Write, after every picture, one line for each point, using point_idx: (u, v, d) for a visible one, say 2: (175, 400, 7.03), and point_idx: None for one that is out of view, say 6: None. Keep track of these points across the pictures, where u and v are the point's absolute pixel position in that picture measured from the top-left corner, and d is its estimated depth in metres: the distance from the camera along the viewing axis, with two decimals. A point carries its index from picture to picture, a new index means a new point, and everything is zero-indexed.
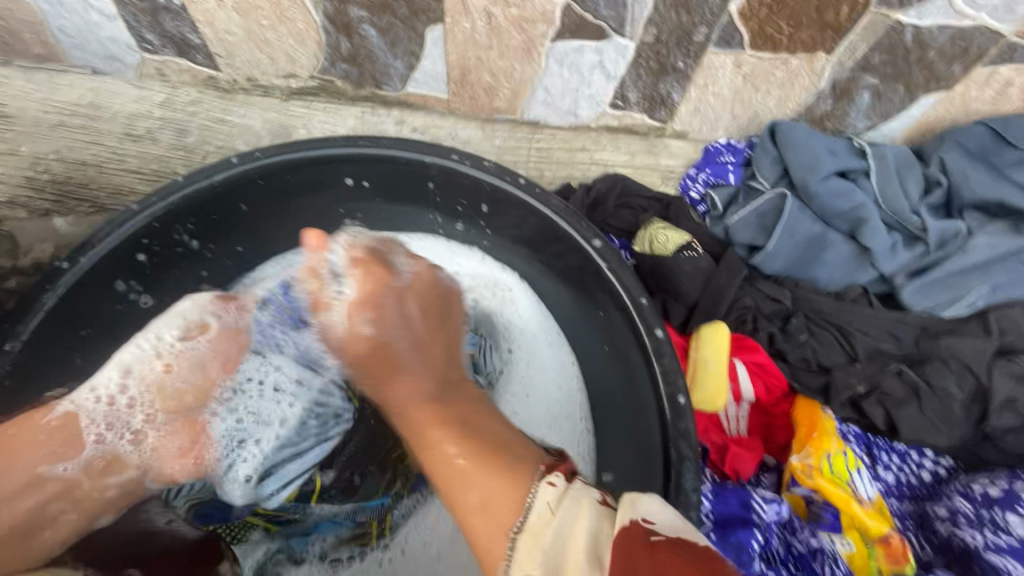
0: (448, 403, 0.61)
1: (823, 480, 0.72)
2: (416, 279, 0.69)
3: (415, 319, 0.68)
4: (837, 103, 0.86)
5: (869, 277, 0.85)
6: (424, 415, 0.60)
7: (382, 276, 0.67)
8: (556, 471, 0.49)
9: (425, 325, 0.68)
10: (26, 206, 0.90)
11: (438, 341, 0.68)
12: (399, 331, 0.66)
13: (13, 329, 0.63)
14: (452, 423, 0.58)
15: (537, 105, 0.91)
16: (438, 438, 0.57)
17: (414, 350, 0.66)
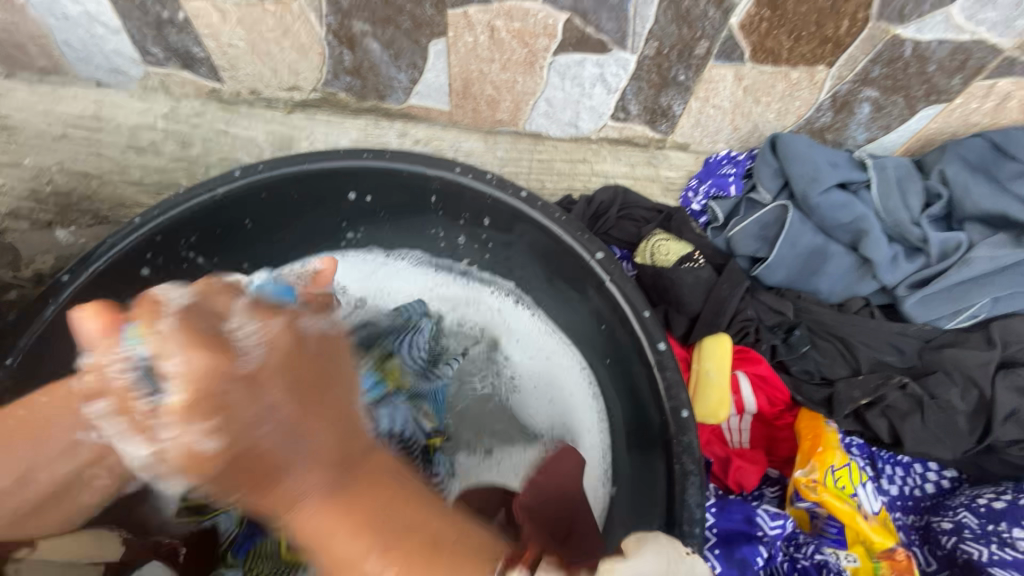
0: (356, 503, 0.41)
1: (827, 495, 0.71)
2: (267, 337, 0.41)
3: (278, 399, 0.39)
4: (837, 116, 0.86)
5: (870, 289, 0.85)
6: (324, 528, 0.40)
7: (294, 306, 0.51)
8: (517, 569, 0.41)
9: (284, 400, 0.40)
10: (28, 218, 0.89)
11: (314, 429, 0.41)
12: (238, 420, 0.38)
13: (14, 342, 0.63)
14: (367, 531, 0.40)
15: (538, 117, 0.91)
16: (341, 555, 0.40)
17: (229, 479, 0.39)
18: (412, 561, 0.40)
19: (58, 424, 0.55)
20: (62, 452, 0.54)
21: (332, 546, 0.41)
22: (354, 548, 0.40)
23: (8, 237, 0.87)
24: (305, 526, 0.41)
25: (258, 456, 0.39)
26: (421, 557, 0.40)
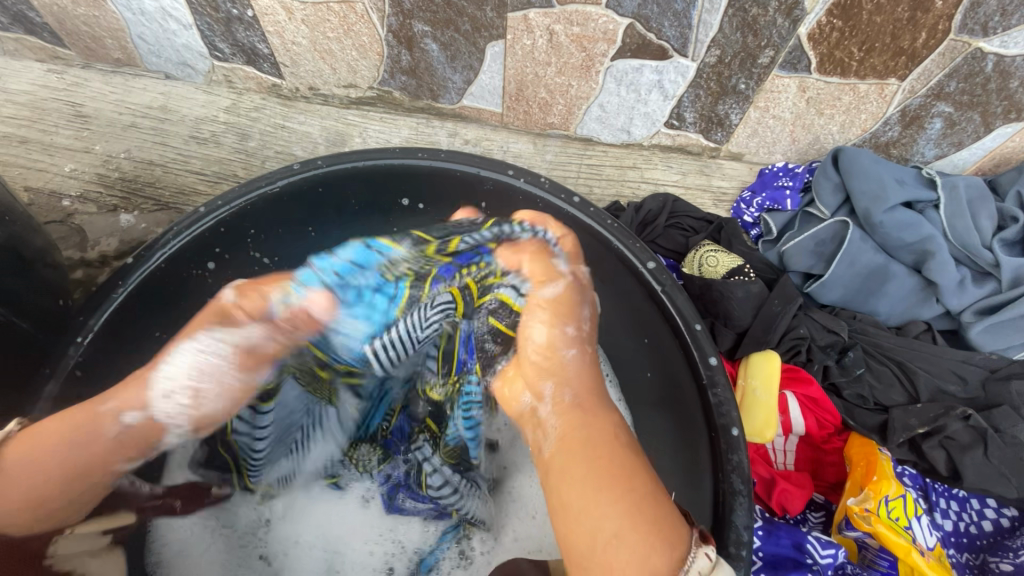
0: (626, 468, 0.52)
1: (882, 526, 0.67)
2: (563, 289, 0.67)
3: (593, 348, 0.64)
4: (905, 130, 0.83)
5: (933, 312, 0.82)
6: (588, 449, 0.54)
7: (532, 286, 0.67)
8: (705, 544, 0.48)
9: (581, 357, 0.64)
10: (96, 202, 0.93)
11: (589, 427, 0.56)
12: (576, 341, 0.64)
13: (84, 322, 0.65)
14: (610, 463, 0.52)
15: (591, 121, 0.91)
16: (578, 485, 0.51)
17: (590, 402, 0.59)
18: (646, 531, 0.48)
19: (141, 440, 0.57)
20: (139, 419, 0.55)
21: (576, 476, 0.52)
22: (611, 481, 0.51)
23: (78, 219, 0.92)
24: (596, 458, 0.53)
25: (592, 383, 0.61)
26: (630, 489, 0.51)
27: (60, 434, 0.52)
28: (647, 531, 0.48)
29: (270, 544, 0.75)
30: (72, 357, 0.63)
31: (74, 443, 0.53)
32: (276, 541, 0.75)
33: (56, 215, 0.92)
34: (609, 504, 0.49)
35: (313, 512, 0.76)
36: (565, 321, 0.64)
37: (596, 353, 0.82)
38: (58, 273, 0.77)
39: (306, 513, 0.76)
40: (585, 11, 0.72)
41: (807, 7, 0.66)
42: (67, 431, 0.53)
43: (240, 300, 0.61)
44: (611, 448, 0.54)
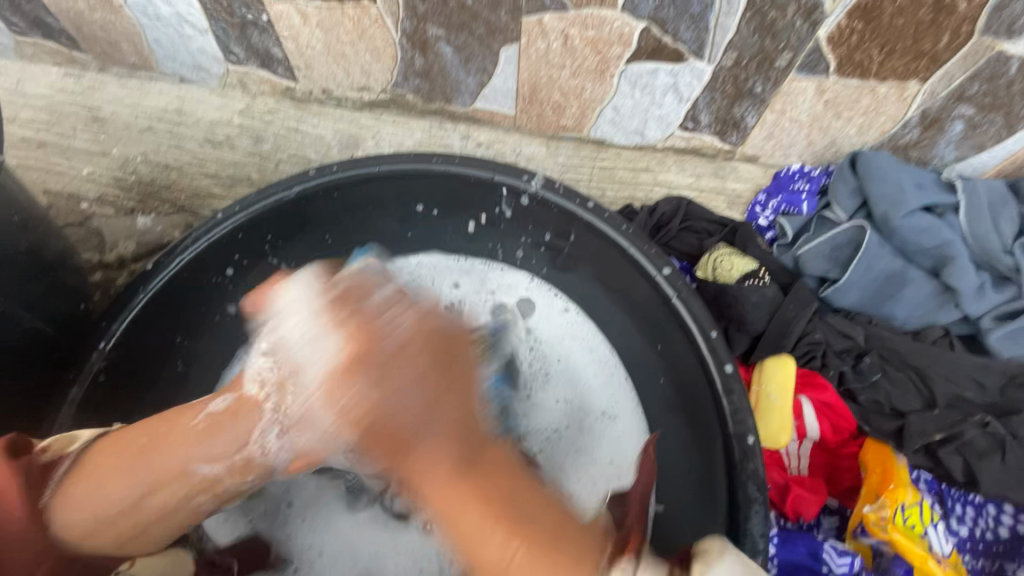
0: (481, 482, 0.46)
1: (899, 535, 0.68)
2: (412, 330, 0.53)
3: (426, 371, 0.51)
4: (925, 133, 0.82)
5: (951, 317, 0.81)
6: (454, 495, 0.45)
7: (362, 325, 0.53)
8: (622, 560, 0.43)
9: (431, 386, 0.50)
10: (114, 205, 0.95)
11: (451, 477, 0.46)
12: (408, 376, 0.50)
13: (106, 327, 0.66)
14: (489, 505, 0.44)
15: (604, 123, 0.90)
16: (470, 531, 0.44)
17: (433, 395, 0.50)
18: (538, 541, 0.42)
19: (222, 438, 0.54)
20: (216, 468, 0.54)
21: (463, 519, 0.44)
22: (483, 522, 0.44)
23: (95, 222, 0.94)
24: (470, 494, 0.45)
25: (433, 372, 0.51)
26: (547, 542, 0.43)
27: (138, 433, 0.54)
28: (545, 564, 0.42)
29: (293, 549, 0.74)
30: (96, 362, 0.65)
31: (139, 466, 0.52)
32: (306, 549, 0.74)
33: (74, 218, 0.94)
34: (507, 547, 0.42)
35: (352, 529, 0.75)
36: (398, 378, 0.50)
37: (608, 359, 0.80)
38: (80, 277, 0.78)
39: (344, 529, 0.75)
40: (601, 14, 0.71)
41: (827, 10, 0.65)
42: (145, 429, 0.54)
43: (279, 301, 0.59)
44: (450, 473, 0.46)
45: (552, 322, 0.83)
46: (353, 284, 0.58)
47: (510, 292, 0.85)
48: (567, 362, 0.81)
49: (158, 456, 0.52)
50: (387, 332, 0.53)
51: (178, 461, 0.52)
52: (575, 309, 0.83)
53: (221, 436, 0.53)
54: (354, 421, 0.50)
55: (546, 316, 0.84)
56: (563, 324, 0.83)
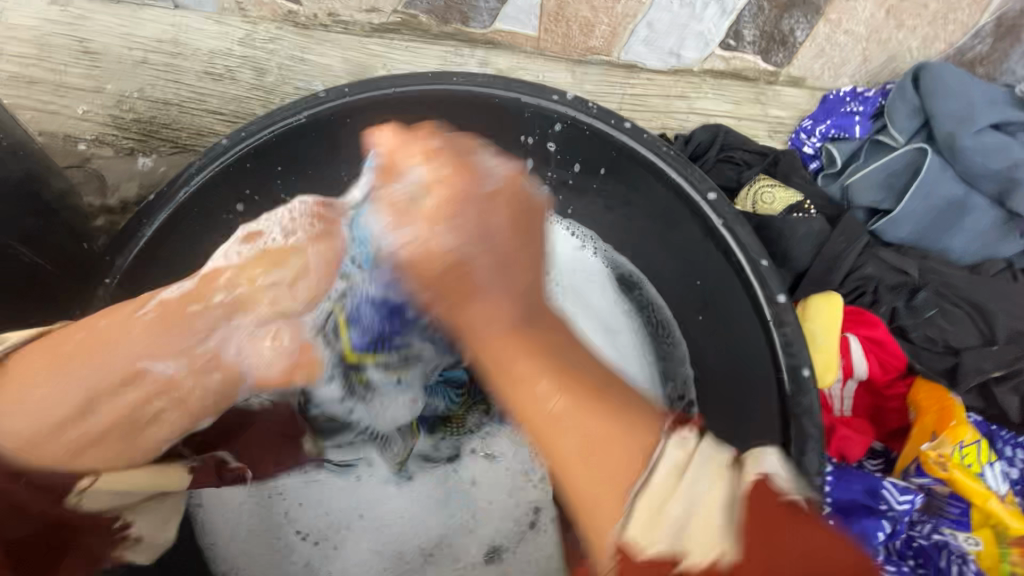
0: (537, 337, 0.44)
1: (959, 472, 0.64)
2: (506, 183, 0.51)
3: (501, 226, 0.49)
4: (996, 44, 0.75)
5: (1013, 248, 0.75)
6: (506, 349, 0.44)
7: (462, 181, 0.49)
8: (684, 426, 0.40)
9: (509, 239, 0.49)
10: (113, 145, 0.91)
11: (518, 331, 0.45)
12: (477, 236, 0.48)
13: (113, 262, 0.62)
14: (547, 351, 0.43)
15: (637, 44, 0.82)
16: (520, 373, 0.43)
17: (498, 271, 0.47)
18: (582, 394, 0.41)
19: (171, 337, 0.48)
20: (175, 365, 0.48)
21: (516, 363, 0.43)
22: (532, 366, 0.42)
23: (95, 163, 0.90)
24: (534, 347, 0.44)
25: (521, 224, 0.50)
26: (593, 388, 0.41)
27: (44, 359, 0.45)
28: (605, 441, 0.39)
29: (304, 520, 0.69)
30: (103, 299, 0.61)
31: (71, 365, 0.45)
32: (328, 526, 0.69)
33: (72, 159, 0.90)
34: (549, 398, 0.41)
35: (378, 492, 0.70)
36: (442, 226, 0.49)
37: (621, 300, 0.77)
38: (80, 216, 0.73)
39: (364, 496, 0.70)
40: None
41: None
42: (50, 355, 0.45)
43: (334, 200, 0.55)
44: (507, 328, 0.45)
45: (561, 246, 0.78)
46: (447, 144, 0.52)
47: None
48: (580, 289, 0.77)
49: (102, 352, 0.46)
50: (485, 176, 0.50)
51: (127, 356, 0.46)
52: (592, 245, 0.79)
53: (176, 330, 0.48)
54: (421, 262, 0.49)
55: (559, 252, 0.78)
56: (578, 255, 0.78)
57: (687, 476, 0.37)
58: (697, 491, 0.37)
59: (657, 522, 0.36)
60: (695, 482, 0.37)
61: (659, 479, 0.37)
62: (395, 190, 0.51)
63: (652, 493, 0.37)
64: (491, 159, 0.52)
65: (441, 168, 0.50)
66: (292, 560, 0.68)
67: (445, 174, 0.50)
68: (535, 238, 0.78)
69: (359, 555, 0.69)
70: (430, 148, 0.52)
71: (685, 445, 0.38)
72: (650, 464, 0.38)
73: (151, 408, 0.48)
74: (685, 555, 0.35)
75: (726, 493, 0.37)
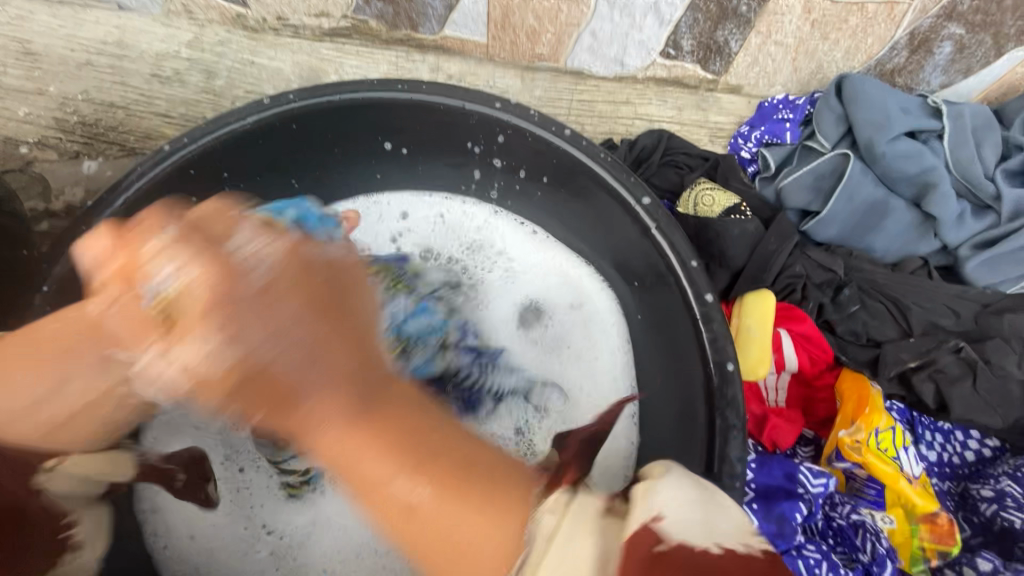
0: (373, 424, 0.43)
1: (871, 456, 0.70)
2: (274, 254, 0.45)
3: (302, 316, 0.44)
4: (913, 56, 0.79)
5: (929, 247, 0.80)
6: (354, 444, 0.42)
7: (286, 248, 0.47)
8: (559, 487, 0.42)
9: (317, 319, 0.45)
10: (57, 148, 0.89)
11: (360, 424, 0.43)
12: (288, 327, 0.43)
13: (49, 270, 0.61)
14: (390, 448, 0.42)
15: (581, 52, 0.84)
16: (370, 471, 0.42)
17: (327, 339, 0.45)
18: (444, 483, 0.40)
19: (96, 337, 0.48)
20: (106, 371, 0.50)
21: (363, 463, 0.42)
22: (382, 467, 0.41)
23: (38, 166, 0.89)
24: (380, 441, 0.42)
25: (320, 298, 0.46)
26: (450, 479, 0.41)
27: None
28: (468, 517, 0.40)
29: (271, 517, 0.70)
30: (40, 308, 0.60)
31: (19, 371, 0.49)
32: (294, 528, 0.70)
33: (14, 163, 0.88)
34: (414, 493, 0.40)
35: (349, 491, 0.70)
36: (277, 309, 0.43)
37: (574, 281, 0.80)
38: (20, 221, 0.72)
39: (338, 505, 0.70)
40: None
41: None
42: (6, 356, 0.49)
43: (215, 217, 0.47)
44: (343, 420, 0.43)
45: (506, 236, 0.82)
46: (192, 226, 0.45)
47: (463, 218, 0.83)
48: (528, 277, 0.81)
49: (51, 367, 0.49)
50: (245, 269, 0.43)
51: (64, 371, 0.49)
52: (540, 232, 0.82)
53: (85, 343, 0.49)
54: (206, 376, 0.43)
55: (510, 241, 0.82)
56: (527, 244, 0.82)
57: (556, 541, 0.38)
58: (573, 559, 0.36)
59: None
60: (567, 543, 0.37)
61: (534, 559, 0.37)
62: (146, 296, 0.43)
63: (532, 564, 0.37)
64: (331, 248, 0.53)
65: (235, 236, 0.46)
66: (254, 551, 0.68)
67: (255, 249, 0.45)
68: (482, 233, 0.82)
69: (320, 554, 0.69)
70: (255, 220, 0.49)
71: (553, 511, 0.40)
72: (527, 542, 0.39)
73: (97, 419, 0.53)
74: None
75: (597, 550, 0.36)
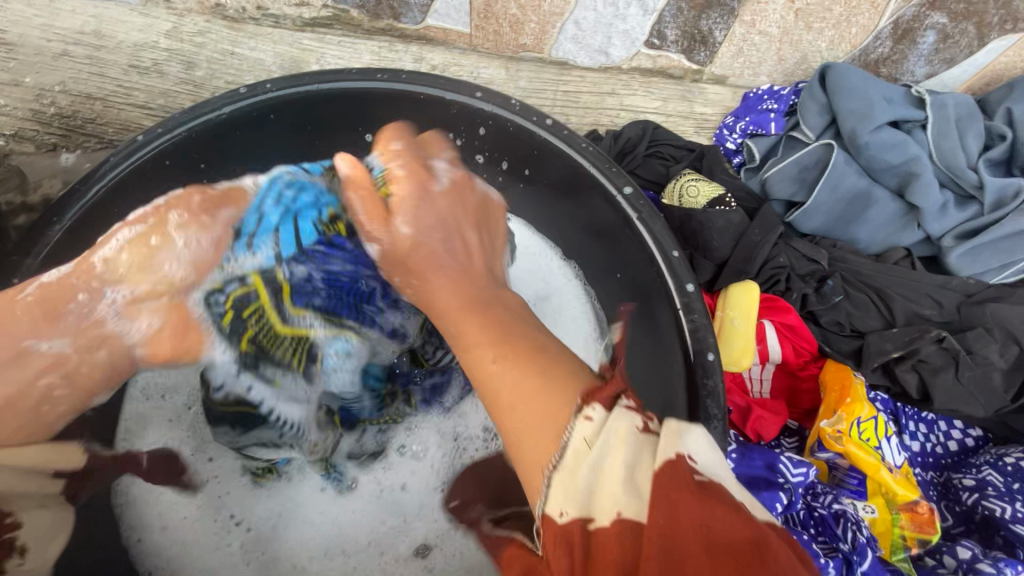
0: (486, 314, 0.47)
1: (853, 446, 0.69)
2: (455, 183, 0.58)
3: (454, 212, 0.55)
4: (896, 46, 0.80)
5: (913, 238, 0.81)
6: (470, 331, 0.45)
7: (425, 179, 0.56)
8: (594, 401, 0.36)
9: (472, 231, 0.56)
10: (33, 139, 0.87)
11: (471, 314, 0.47)
12: (436, 225, 0.54)
13: (21, 261, 0.60)
14: (520, 345, 0.43)
15: (566, 41, 0.83)
16: (509, 396, 0.39)
17: (455, 240, 0.54)
18: (526, 367, 0.40)
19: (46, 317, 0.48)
20: (58, 344, 0.48)
21: (508, 380, 0.40)
22: (488, 353, 0.43)
23: (15, 159, 0.86)
24: (506, 357, 0.42)
25: (473, 207, 0.57)
26: (529, 362, 0.41)
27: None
28: (528, 392, 0.38)
29: (242, 509, 0.69)
30: None
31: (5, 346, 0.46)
32: (260, 520, 0.69)
33: None
34: (499, 372, 0.41)
35: (315, 492, 0.70)
36: (404, 214, 0.53)
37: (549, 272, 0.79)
38: None
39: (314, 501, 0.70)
40: None
41: None
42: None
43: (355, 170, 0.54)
44: (462, 301, 0.48)
45: None
46: (405, 147, 0.59)
47: None
48: None
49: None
50: (435, 176, 0.57)
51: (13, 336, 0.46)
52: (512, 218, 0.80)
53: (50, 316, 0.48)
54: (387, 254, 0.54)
55: None
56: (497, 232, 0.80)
57: (595, 445, 0.33)
58: (602, 464, 0.33)
59: (572, 488, 0.32)
60: (603, 453, 0.33)
61: (570, 457, 0.34)
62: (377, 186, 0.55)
63: (568, 463, 0.34)
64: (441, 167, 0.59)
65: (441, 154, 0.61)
66: (225, 545, 0.67)
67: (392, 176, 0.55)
68: None
69: (288, 548, 0.69)
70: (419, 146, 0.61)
71: (592, 421, 0.34)
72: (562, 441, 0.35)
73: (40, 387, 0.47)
74: (594, 515, 0.31)
75: (628, 460, 0.32)
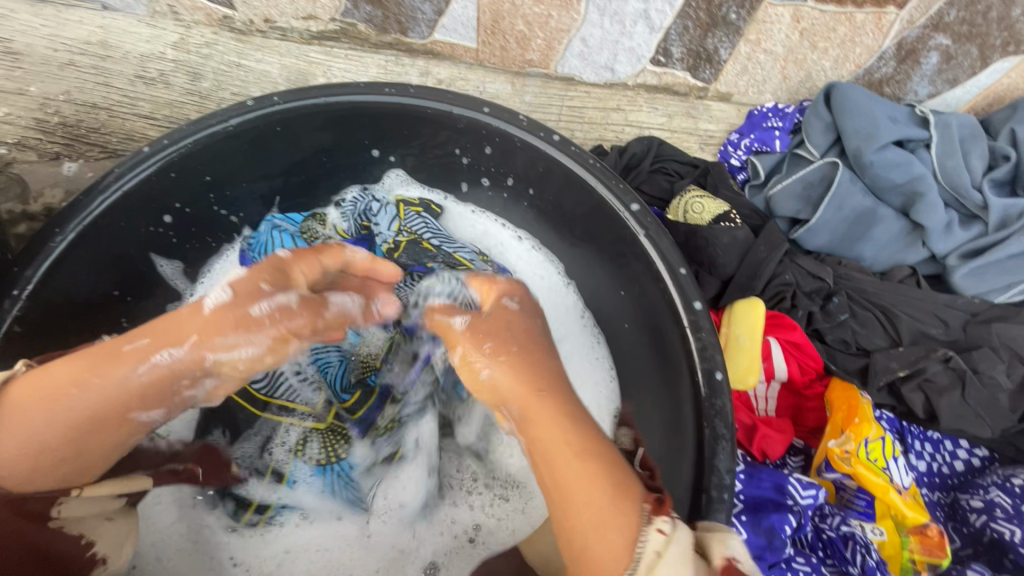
0: (582, 440, 0.47)
1: (861, 467, 0.69)
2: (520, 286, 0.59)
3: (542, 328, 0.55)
4: (900, 66, 0.80)
5: (918, 256, 0.81)
6: (562, 453, 0.46)
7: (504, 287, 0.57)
8: (663, 515, 0.43)
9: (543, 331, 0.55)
10: (37, 149, 0.84)
11: (567, 431, 0.47)
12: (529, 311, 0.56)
13: (19, 273, 0.58)
14: (590, 461, 0.46)
15: (571, 58, 0.84)
16: (579, 495, 0.44)
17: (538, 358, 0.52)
18: (619, 498, 0.44)
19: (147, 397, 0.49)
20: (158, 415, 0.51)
21: (584, 491, 0.44)
22: (595, 492, 0.44)
23: (17, 168, 0.82)
24: (600, 482, 0.45)
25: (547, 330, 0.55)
26: (616, 491, 0.44)
27: (67, 375, 0.47)
28: (609, 519, 0.43)
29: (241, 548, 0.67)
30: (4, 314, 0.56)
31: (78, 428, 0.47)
32: (261, 561, 0.67)
33: None
34: (613, 518, 0.43)
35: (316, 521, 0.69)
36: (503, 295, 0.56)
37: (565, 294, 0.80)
38: None
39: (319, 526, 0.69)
40: None
41: None
42: (78, 370, 0.48)
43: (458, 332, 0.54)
44: (562, 426, 0.47)
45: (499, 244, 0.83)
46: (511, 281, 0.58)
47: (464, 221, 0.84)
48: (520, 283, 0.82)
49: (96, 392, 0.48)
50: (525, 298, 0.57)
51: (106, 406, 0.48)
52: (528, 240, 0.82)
53: (116, 371, 0.49)
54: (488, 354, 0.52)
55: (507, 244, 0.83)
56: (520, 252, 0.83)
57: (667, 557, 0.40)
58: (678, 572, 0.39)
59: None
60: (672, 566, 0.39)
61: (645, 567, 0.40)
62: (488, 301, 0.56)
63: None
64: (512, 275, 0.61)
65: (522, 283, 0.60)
66: None
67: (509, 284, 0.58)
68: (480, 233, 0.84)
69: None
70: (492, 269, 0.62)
71: (665, 534, 0.41)
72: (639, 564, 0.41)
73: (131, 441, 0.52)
74: None
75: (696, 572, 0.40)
